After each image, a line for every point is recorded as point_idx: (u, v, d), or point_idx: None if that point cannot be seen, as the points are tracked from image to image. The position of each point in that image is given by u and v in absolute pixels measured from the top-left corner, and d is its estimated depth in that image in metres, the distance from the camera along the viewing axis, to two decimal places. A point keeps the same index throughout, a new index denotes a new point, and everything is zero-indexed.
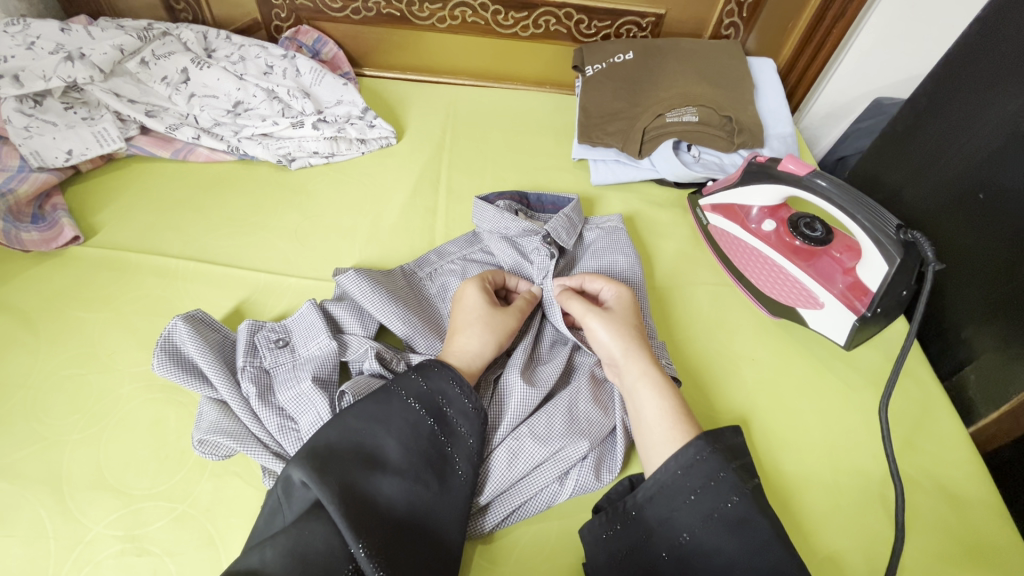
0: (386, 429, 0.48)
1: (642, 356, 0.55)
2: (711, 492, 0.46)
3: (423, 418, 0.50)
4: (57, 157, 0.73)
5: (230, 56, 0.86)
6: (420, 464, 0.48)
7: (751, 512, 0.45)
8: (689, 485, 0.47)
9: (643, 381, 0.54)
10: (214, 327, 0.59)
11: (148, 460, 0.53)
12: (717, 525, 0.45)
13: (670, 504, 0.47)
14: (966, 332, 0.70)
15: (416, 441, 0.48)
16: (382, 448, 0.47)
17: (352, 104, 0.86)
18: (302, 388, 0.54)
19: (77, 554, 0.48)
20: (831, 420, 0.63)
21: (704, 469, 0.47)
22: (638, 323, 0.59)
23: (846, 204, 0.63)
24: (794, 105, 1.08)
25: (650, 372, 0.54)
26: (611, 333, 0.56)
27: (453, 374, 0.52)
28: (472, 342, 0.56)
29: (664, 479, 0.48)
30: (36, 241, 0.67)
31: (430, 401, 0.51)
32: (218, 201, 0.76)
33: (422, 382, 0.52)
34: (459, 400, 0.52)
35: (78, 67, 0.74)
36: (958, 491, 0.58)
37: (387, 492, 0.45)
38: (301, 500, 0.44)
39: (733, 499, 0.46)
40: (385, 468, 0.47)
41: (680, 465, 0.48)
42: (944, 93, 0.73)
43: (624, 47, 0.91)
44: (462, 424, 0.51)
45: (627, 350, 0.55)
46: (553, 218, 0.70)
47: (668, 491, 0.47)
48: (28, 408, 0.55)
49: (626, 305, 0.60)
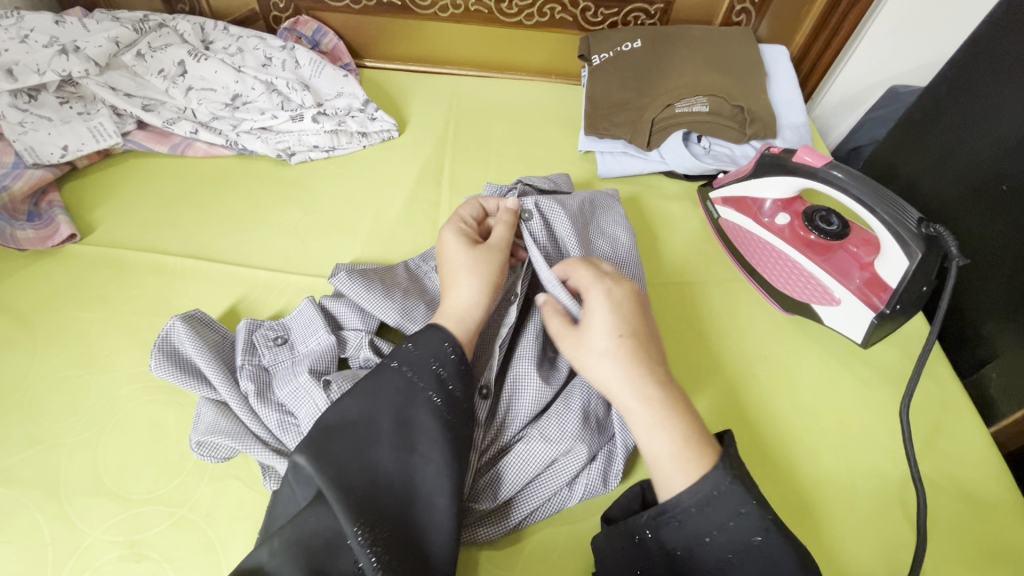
0: (380, 403, 0.45)
1: (630, 385, 0.47)
2: (730, 531, 0.42)
3: (419, 388, 0.46)
4: (53, 153, 0.72)
5: (227, 48, 0.83)
6: (420, 436, 0.44)
7: (775, 548, 0.42)
8: (706, 526, 0.42)
9: (635, 418, 0.47)
10: (213, 327, 0.58)
11: (146, 464, 0.52)
12: (736, 564, 0.43)
13: (684, 540, 0.43)
14: (987, 329, 0.68)
15: (412, 413, 0.45)
16: (377, 424, 0.44)
17: (353, 96, 0.83)
18: (300, 382, 0.52)
19: (75, 560, 0.47)
20: (847, 420, 0.61)
21: (724, 509, 0.42)
22: (621, 333, 0.49)
23: (862, 195, 0.60)
24: (807, 93, 1.05)
25: (642, 403, 0.46)
26: (589, 365, 0.49)
27: (442, 334, 0.49)
28: (467, 291, 0.53)
29: (677, 515, 0.43)
30: (32, 239, 0.65)
31: (425, 369, 0.47)
32: (216, 197, 0.75)
33: (413, 349, 0.48)
34: (452, 360, 0.48)
35: (72, 60, 0.72)
36: (980, 493, 0.56)
37: (387, 469, 0.43)
38: (306, 486, 0.43)
39: (756, 538, 0.42)
40: (382, 445, 0.43)
41: (694, 501, 0.42)
42: (965, 80, 0.70)
43: (632, 35, 0.89)
44: (457, 388, 0.48)
45: (612, 380, 0.47)
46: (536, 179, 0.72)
47: (683, 528, 0.43)
48: (25, 411, 0.54)
49: (599, 317, 0.50)
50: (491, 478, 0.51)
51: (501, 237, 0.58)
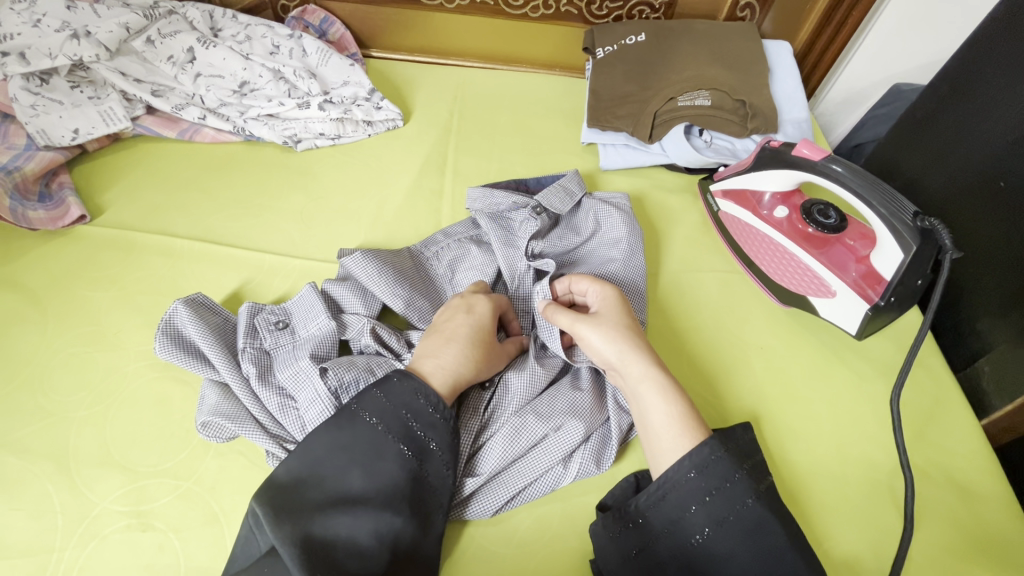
0: (350, 459, 0.45)
1: (642, 359, 0.51)
2: (727, 494, 0.45)
3: (389, 440, 0.46)
4: (64, 136, 0.73)
5: (236, 36, 0.84)
6: (390, 493, 0.45)
7: (766, 515, 0.44)
8: (704, 487, 0.45)
9: (646, 386, 0.50)
10: (214, 310, 0.59)
11: (153, 438, 0.54)
12: (732, 527, 0.44)
13: (682, 504, 0.45)
14: (981, 324, 0.69)
15: (382, 468, 0.45)
16: (345, 481, 0.44)
17: (359, 85, 0.84)
18: (301, 365, 0.54)
19: (84, 529, 0.48)
20: (840, 411, 0.62)
21: (720, 471, 0.45)
22: (630, 320, 0.55)
23: (860, 188, 0.61)
24: (810, 90, 1.05)
25: (653, 374, 0.51)
26: (603, 340, 0.52)
27: (417, 385, 0.49)
28: (450, 361, 0.52)
29: (677, 480, 0.45)
30: (43, 219, 0.67)
31: (395, 419, 0.48)
32: (223, 181, 0.76)
33: (385, 399, 0.48)
34: (426, 412, 0.48)
35: (83, 45, 0.73)
36: (969, 483, 0.57)
37: (353, 529, 0.42)
38: (265, 534, 0.42)
39: (748, 501, 0.45)
40: (350, 503, 0.43)
41: (694, 464, 0.45)
42: (968, 76, 0.70)
43: (637, 29, 0.89)
44: (432, 439, 0.48)
45: (625, 354, 0.52)
46: (549, 189, 0.70)
47: (681, 491, 0.45)
48: (34, 385, 0.56)
49: (613, 303, 0.55)
50: (479, 456, 0.52)
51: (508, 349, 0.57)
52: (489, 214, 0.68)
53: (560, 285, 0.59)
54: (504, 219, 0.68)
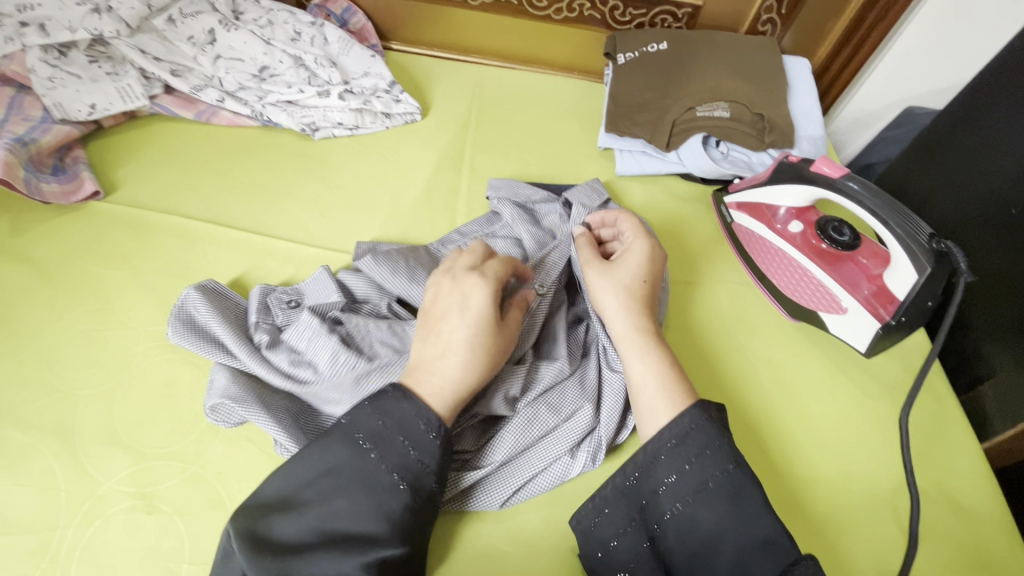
0: (339, 483, 0.43)
1: (632, 319, 0.53)
2: (704, 462, 0.45)
3: (382, 469, 0.44)
4: (80, 110, 0.72)
5: (258, 20, 0.83)
6: (378, 524, 0.42)
7: (744, 483, 0.44)
8: (682, 457, 0.45)
9: (626, 344, 0.53)
10: (228, 297, 0.59)
11: (161, 419, 0.53)
12: (712, 496, 0.44)
13: (661, 476, 0.45)
14: (985, 349, 0.70)
15: (372, 497, 0.43)
16: (333, 509, 0.42)
17: (379, 76, 0.84)
18: (303, 321, 0.55)
19: (87, 508, 0.48)
20: (846, 428, 0.62)
21: (698, 438, 0.45)
22: (646, 280, 0.56)
23: (878, 209, 0.61)
24: (825, 106, 1.05)
25: (638, 336, 0.53)
26: (606, 289, 0.55)
27: (418, 408, 0.46)
28: (463, 375, 0.47)
29: (655, 450, 0.46)
30: (56, 193, 0.66)
31: (393, 446, 0.44)
32: (239, 165, 0.75)
33: (381, 421, 0.45)
34: (426, 439, 0.45)
35: (104, 19, 0.72)
36: (969, 505, 0.58)
37: (331, 564, 0.40)
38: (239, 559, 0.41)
39: (727, 468, 0.45)
40: (336, 532, 0.42)
41: (675, 433, 0.46)
42: (985, 102, 0.70)
43: (659, 37, 0.90)
44: (427, 468, 0.45)
45: (618, 311, 0.54)
46: (576, 188, 0.72)
47: (660, 463, 0.45)
48: (42, 360, 0.55)
49: (635, 258, 0.57)
50: (491, 445, 0.52)
51: (512, 324, 0.52)
52: (514, 203, 0.70)
53: (593, 217, 0.64)
54: (529, 210, 0.70)
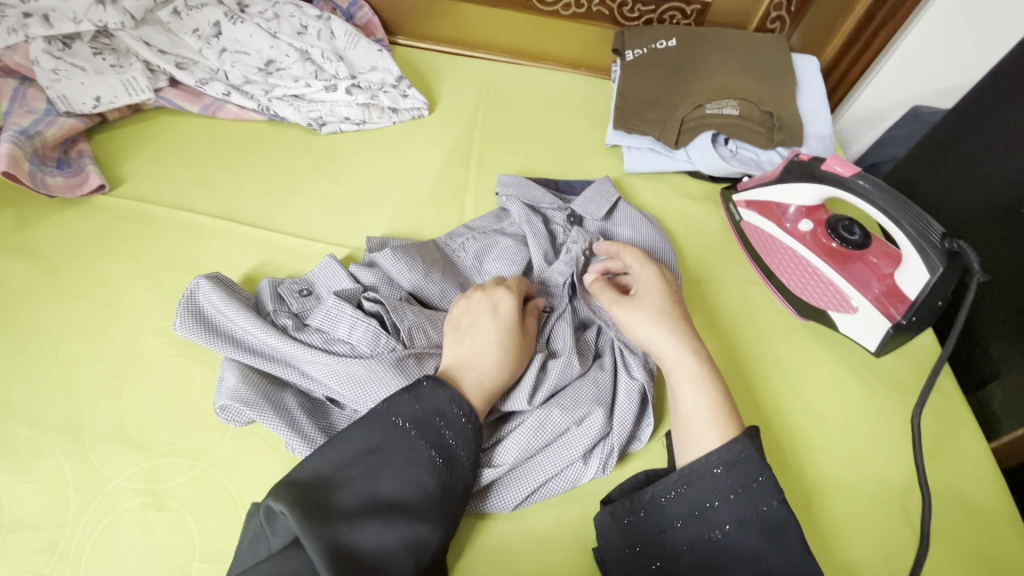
0: (379, 460, 0.43)
1: (679, 343, 0.51)
2: (751, 493, 0.43)
3: (422, 448, 0.44)
4: (85, 103, 0.71)
5: (263, 12, 0.82)
6: (421, 498, 0.42)
7: (786, 519, 0.43)
8: (730, 485, 0.43)
9: (679, 372, 0.50)
10: (236, 289, 0.58)
11: (170, 416, 0.53)
12: (754, 527, 0.43)
13: (704, 498, 0.44)
14: (993, 349, 0.70)
15: (413, 473, 0.43)
16: (375, 485, 0.42)
17: (387, 71, 0.83)
18: (328, 305, 0.55)
19: (97, 505, 0.47)
20: (855, 427, 0.62)
21: (749, 467, 0.44)
22: (671, 301, 0.54)
23: (890, 208, 0.61)
24: (832, 104, 1.05)
25: (689, 360, 0.50)
26: (641, 322, 0.52)
27: (451, 395, 0.47)
28: (498, 374, 0.50)
29: (700, 474, 0.44)
30: (62, 186, 0.65)
31: (428, 426, 0.45)
32: (245, 160, 0.75)
33: (416, 404, 0.46)
34: (459, 422, 0.46)
35: (108, 11, 0.72)
36: (978, 505, 0.58)
37: (379, 535, 0.40)
38: (281, 533, 0.39)
39: (773, 503, 0.43)
40: (379, 507, 0.41)
41: (723, 460, 0.44)
42: (996, 101, 0.70)
43: (668, 33, 0.89)
44: (462, 449, 0.46)
45: (662, 339, 0.51)
46: (586, 195, 0.71)
47: (704, 486, 0.44)
48: (49, 356, 0.55)
49: (652, 283, 0.55)
50: (501, 446, 0.51)
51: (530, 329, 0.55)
52: (523, 202, 0.69)
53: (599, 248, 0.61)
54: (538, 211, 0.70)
